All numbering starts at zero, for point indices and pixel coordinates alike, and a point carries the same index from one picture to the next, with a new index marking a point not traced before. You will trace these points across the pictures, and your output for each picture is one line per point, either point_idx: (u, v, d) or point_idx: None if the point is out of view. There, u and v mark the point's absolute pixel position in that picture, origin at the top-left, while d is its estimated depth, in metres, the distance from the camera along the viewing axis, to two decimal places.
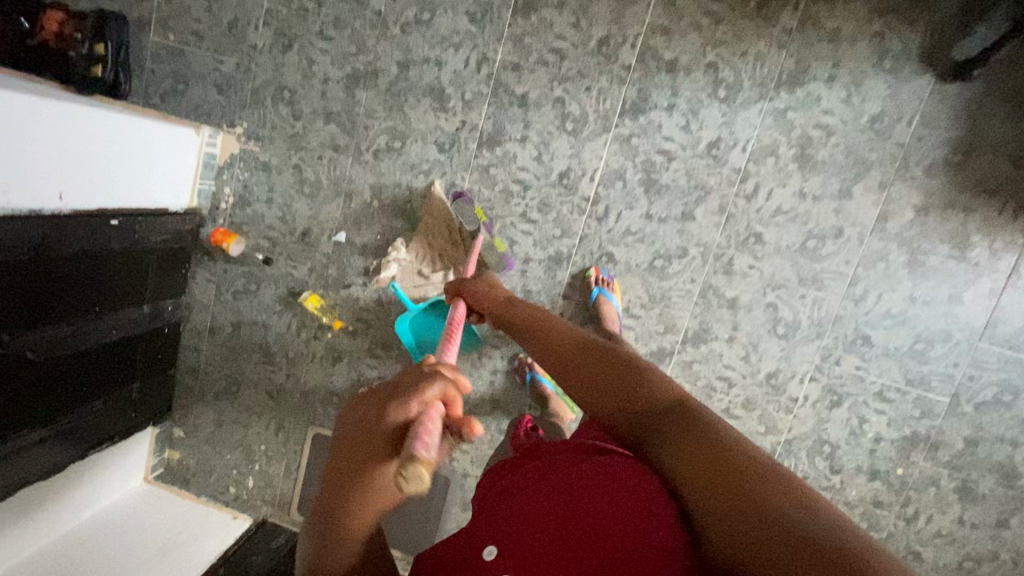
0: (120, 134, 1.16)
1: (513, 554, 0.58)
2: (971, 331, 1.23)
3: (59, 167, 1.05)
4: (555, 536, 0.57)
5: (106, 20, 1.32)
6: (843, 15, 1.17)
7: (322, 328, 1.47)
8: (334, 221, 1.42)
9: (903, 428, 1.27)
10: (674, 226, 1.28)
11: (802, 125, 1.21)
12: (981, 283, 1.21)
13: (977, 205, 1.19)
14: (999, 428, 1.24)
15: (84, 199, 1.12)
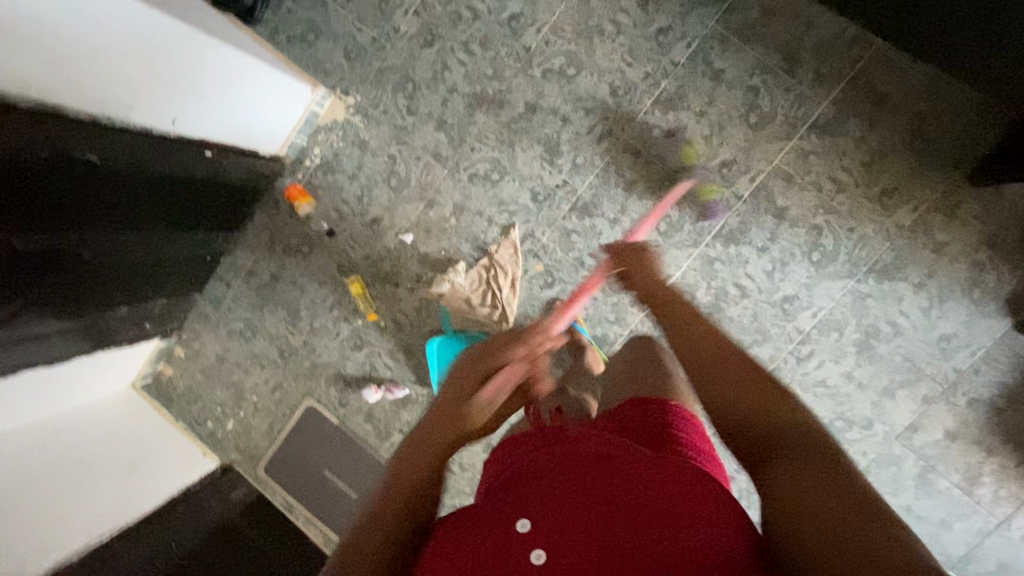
0: (248, 75, 1.19)
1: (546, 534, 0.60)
2: (947, 558, 1.27)
3: (175, 89, 1.06)
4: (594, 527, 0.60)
5: None
6: (955, 233, 1.20)
7: (355, 313, 1.47)
8: (407, 222, 1.42)
9: None
10: None
11: (876, 315, 1.24)
12: (975, 520, 1.25)
13: (1001, 451, 1.23)
14: None
15: (193, 126, 1.15)
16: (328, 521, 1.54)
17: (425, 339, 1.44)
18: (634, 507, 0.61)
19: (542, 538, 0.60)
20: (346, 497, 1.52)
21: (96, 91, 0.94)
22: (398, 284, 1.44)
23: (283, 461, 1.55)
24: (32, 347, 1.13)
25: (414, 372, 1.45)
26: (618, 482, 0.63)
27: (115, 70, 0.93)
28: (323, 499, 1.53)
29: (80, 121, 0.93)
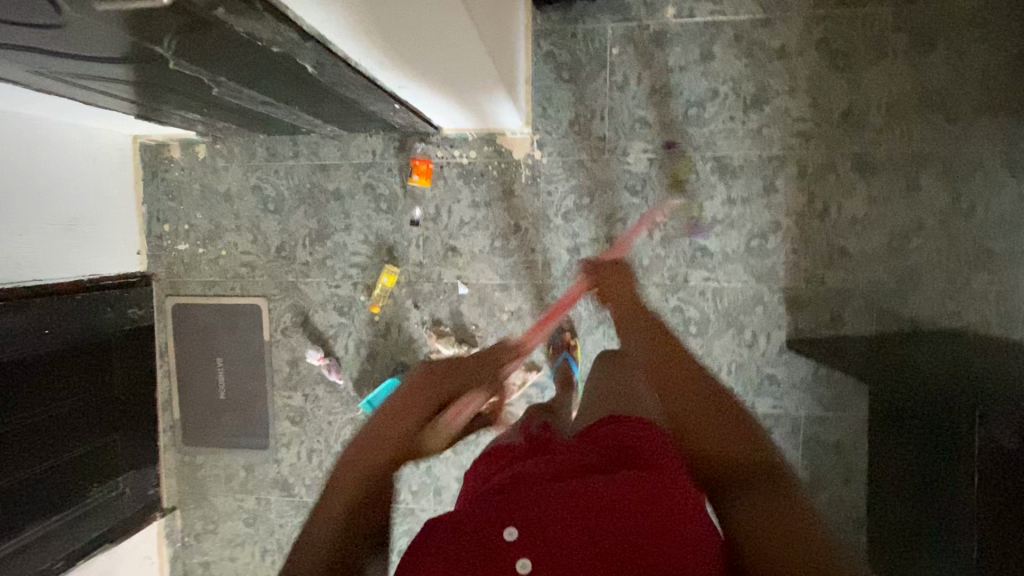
0: (483, 94, 1.08)
1: (537, 542, 0.54)
2: None
3: (442, 83, 0.97)
4: (583, 527, 0.55)
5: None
6: None
7: (366, 290, 1.42)
8: (474, 278, 1.38)
9: None
10: None
11: None
12: None
13: None
14: None
15: (407, 93, 1.03)
16: (183, 390, 1.50)
17: (392, 364, 1.42)
18: (614, 509, 0.56)
19: (531, 547, 0.54)
20: (215, 392, 1.49)
21: (374, 53, 0.81)
22: (418, 308, 1.40)
23: (192, 317, 1.47)
24: (82, 90, 0.97)
25: (360, 375, 1.44)
26: (601, 480, 0.60)
27: (408, 53, 0.82)
28: (197, 373, 1.49)
29: (336, 57, 0.81)
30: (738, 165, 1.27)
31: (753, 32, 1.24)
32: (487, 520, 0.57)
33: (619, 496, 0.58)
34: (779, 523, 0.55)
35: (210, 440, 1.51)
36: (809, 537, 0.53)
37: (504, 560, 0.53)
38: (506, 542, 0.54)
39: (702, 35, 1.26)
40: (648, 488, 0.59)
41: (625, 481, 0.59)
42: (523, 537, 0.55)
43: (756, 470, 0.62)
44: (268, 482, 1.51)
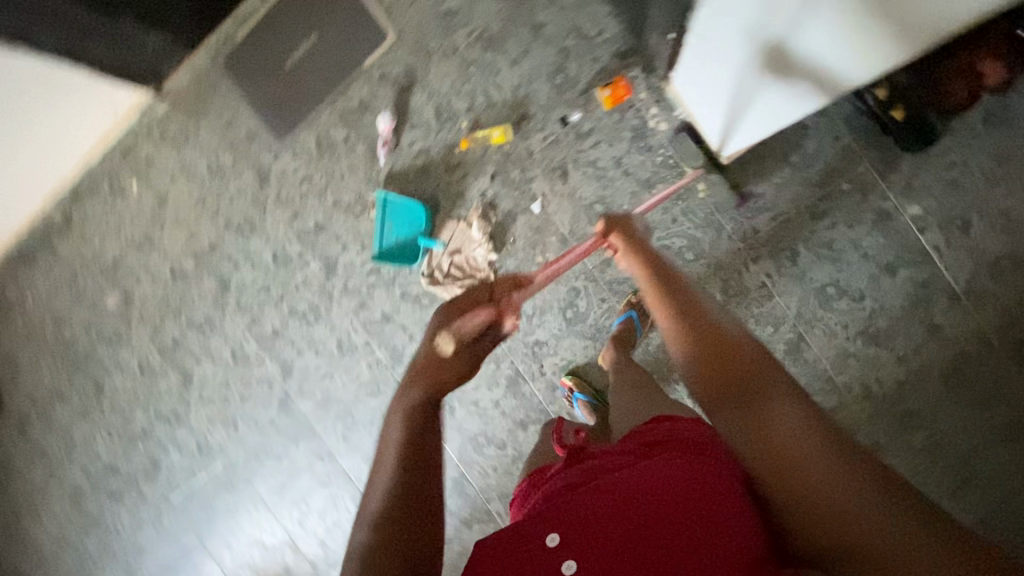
0: (737, 106, 1.02)
1: (574, 542, 0.65)
2: (196, 536, 1.75)
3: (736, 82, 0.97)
4: (618, 532, 0.65)
5: (910, 139, 1.12)
6: None
7: (472, 121, 1.33)
8: (552, 209, 1.33)
9: (158, 469, 1.73)
10: (365, 447, 1.56)
11: None
12: (220, 559, 1.75)
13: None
14: (129, 508, 1.77)
15: (700, 50, 0.99)
16: (265, 20, 1.43)
17: (429, 192, 1.38)
18: (639, 506, 0.66)
19: (570, 547, 0.65)
20: (286, 52, 1.42)
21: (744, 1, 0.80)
22: (491, 180, 1.34)
23: None
24: None
25: (399, 173, 1.39)
26: (625, 480, 0.71)
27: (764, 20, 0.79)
28: (287, 20, 1.42)
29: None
30: (803, 357, 1.27)
31: (934, 291, 1.20)
32: (539, 523, 0.69)
33: (635, 489, 0.68)
34: (776, 454, 0.54)
35: (244, 79, 1.45)
36: (813, 477, 0.52)
37: (556, 558, 0.65)
38: (549, 546, 0.66)
39: (905, 252, 1.20)
40: (658, 480, 0.68)
41: (644, 477, 0.70)
42: (563, 541, 0.66)
43: (759, 390, 0.59)
44: (253, 161, 1.49)
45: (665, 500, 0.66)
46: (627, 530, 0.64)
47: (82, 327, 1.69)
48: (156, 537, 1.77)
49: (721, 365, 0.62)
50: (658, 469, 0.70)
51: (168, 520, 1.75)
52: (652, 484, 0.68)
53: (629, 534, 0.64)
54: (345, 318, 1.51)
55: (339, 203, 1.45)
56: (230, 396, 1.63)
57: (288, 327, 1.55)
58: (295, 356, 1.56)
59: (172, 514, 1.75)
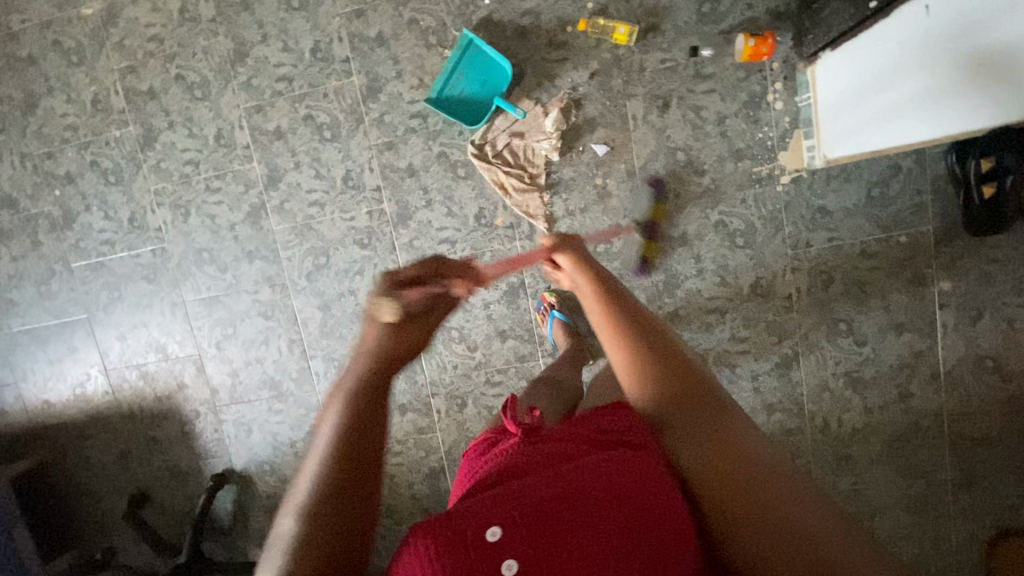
0: (886, 113, 0.98)
1: (520, 541, 0.52)
2: (87, 313, 1.51)
3: (873, 105, 1.00)
4: (569, 534, 0.53)
5: (972, 219, 1.16)
6: None
7: (599, 7, 1.20)
8: (635, 135, 1.24)
9: (69, 225, 1.46)
10: (326, 294, 1.42)
11: (289, 404, 1.49)
12: (107, 349, 1.53)
13: (150, 397, 1.54)
14: (16, 252, 1.48)
15: (906, 32, 0.89)
16: None
17: (519, 60, 1.24)
18: (591, 506, 0.55)
19: (517, 547, 0.52)
20: None
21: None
22: (588, 78, 1.23)
23: None
24: None
25: (496, 24, 1.23)
26: (569, 476, 0.58)
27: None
28: None
29: None
30: (787, 376, 1.32)
31: (924, 364, 1.28)
32: (472, 511, 0.55)
33: (586, 487, 0.56)
34: (726, 481, 0.51)
35: None
36: (781, 500, 0.47)
37: (495, 559, 0.52)
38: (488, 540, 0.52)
39: (919, 320, 1.26)
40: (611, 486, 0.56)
41: (598, 476, 0.58)
42: (505, 537, 0.53)
43: (710, 425, 0.56)
44: None
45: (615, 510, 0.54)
46: (561, 535, 0.53)
47: (36, 23, 1.35)
48: (36, 298, 1.51)
49: (674, 387, 0.61)
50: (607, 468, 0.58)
51: (58, 286, 1.50)
52: (605, 479, 0.57)
53: (579, 536, 0.53)
54: (365, 152, 1.33)
55: (416, 25, 1.26)
56: (194, 179, 1.40)
57: (295, 133, 1.34)
58: (289, 168, 1.36)
59: (66, 281, 1.49)
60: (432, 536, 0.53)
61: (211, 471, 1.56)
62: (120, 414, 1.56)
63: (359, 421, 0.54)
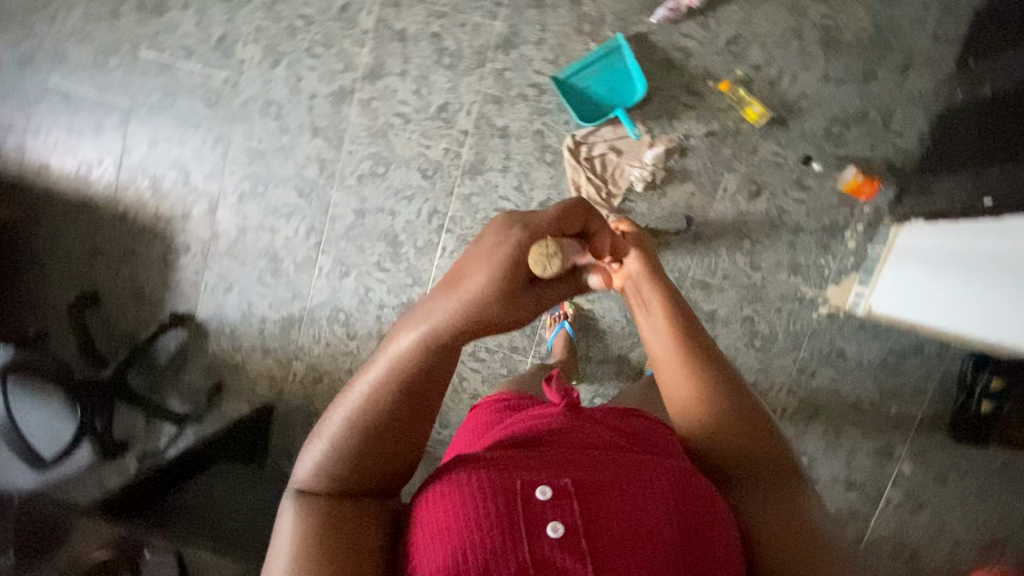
0: (933, 300, 1.07)
1: (570, 510, 0.56)
2: (130, 103, 1.45)
3: (927, 289, 1.08)
4: (615, 524, 0.57)
5: (960, 422, 1.24)
6: (262, 365, 1.50)
7: (744, 79, 1.24)
8: (718, 205, 1.28)
9: (158, 13, 1.41)
10: (367, 201, 1.40)
11: (279, 284, 1.47)
12: (131, 146, 1.47)
13: (150, 211, 1.50)
14: (94, 12, 1.43)
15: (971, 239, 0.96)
16: None
17: (650, 86, 1.26)
18: (645, 507, 0.58)
19: (567, 516, 0.56)
20: None
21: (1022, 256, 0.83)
22: (703, 134, 1.26)
23: None
24: None
25: (649, 44, 1.25)
26: (621, 473, 0.61)
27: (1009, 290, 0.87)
28: None
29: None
30: None
31: (854, 528, 1.34)
32: (524, 472, 0.59)
33: (648, 490, 0.60)
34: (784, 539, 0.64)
35: None
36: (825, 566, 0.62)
37: (541, 521, 0.56)
38: (538, 498, 0.57)
39: (871, 487, 1.33)
40: (665, 495, 0.60)
41: (654, 479, 0.61)
42: (552, 501, 0.57)
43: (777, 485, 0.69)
44: None
45: (660, 515, 0.58)
46: (605, 521, 0.56)
47: None
48: (89, 65, 1.45)
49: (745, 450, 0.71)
50: (673, 478, 0.62)
51: (117, 64, 1.44)
52: (668, 487, 0.61)
53: (627, 532, 0.57)
54: (470, 94, 1.33)
55: (576, 8, 1.27)
56: (301, 34, 1.37)
57: (417, 44, 1.34)
58: (394, 72, 1.35)
59: (127, 63, 1.44)
60: (483, 481, 0.57)
61: (172, 308, 1.52)
62: (113, 212, 1.51)
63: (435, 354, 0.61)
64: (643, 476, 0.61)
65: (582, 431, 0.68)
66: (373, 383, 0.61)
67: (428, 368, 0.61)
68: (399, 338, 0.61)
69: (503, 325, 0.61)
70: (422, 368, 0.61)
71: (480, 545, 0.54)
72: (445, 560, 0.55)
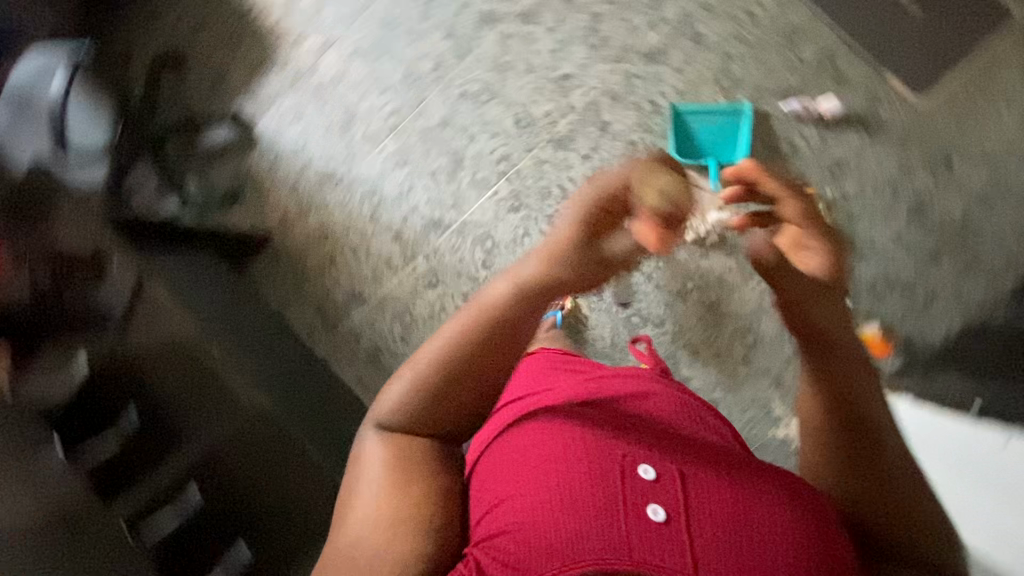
0: None
1: (666, 496, 0.64)
2: None
3: None
4: (707, 522, 0.62)
5: None
6: (282, 200, 1.54)
7: (827, 199, 1.29)
8: (743, 292, 1.32)
9: None
10: (456, 116, 1.46)
11: (339, 142, 1.52)
12: None
13: (273, 21, 1.57)
14: None
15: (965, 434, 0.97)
16: None
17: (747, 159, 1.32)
18: (741, 515, 0.64)
19: (659, 498, 0.63)
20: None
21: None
22: None
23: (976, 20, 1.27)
24: None
25: (766, 125, 1.31)
26: (713, 476, 0.67)
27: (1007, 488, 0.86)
28: None
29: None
30: None
31: None
32: (613, 455, 0.67)
33: (729, 496, 0.65)
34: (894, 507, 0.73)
35: None
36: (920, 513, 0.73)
37: (640, 501, 0.63)
38: (641, 480, 0.65)
39: None
40: (727, 479, 0.68)
41: (741, 488, 0.67)
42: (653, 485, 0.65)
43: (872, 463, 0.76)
44: None
45: (743, 501, 0.65)
46: (702, 517, 0.63)
47: None
48: None
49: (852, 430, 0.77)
50: (763, 495, 0.67)
51: None
52: (763, 505, 0.66)
53: (716, 527, 0.62)
54: (594, 78, 1.39)
55: (722, 61, 1.35)
56: None
57: (576, 15, 1.42)
58: (544, 26, 1.43)
59: None
60: (572, 456, 0.66)
61: (238, 109, 1.58)
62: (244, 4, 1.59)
63: (525, 307, 0.68)
64: (708, 465, 0.69)
65: (640, 413, 0.76)
66: (465, 326, 0.68)
67: (518, 318, 0.68)
68: (493, 291, 0.69)
69: (590, 281, 0.66)
70: (511, 314, 0.67)
71: (579, 514, 0.61)
72: (537, 503, 0.63)
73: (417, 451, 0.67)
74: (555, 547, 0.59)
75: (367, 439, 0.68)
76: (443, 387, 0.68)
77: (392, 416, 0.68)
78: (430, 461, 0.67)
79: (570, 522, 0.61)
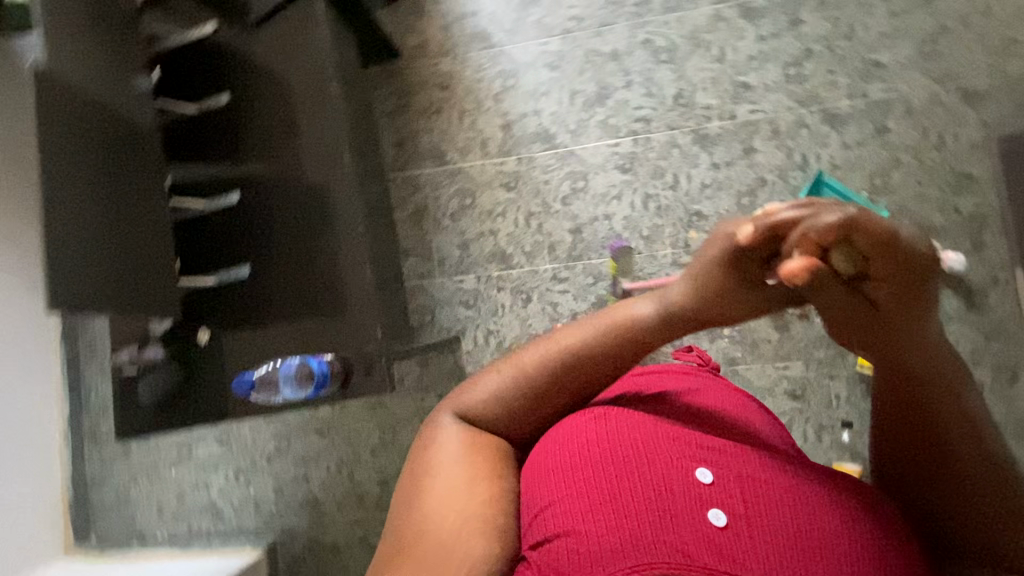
0: None
1: (720, 491, 0.60)
2: None
3: None
4: (758, 514, 0.58)
5: None
6: (427, 28, 1.51)
7: None
8: (764, 368, 1.32)
9: None
10: (626, 56, 1.42)
11: (508, 11, 1.48)
12: None
13: None
14: None
15: None
16: None
17: None
18: (794, 510, 0.59)
19: (712, 495, 0.59)
20: None
21: None
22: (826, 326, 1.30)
23: None
24: None
25: None
26: (759, 467, 0.63)
27: None
28: None
29: None
30: None
31: None
32: (657, 448, 0.64)
33: (769, 481, 0.61)
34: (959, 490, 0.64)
35: None
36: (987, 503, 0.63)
37: (692, 498, 0.59)
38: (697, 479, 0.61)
39: None
40: (776, 475, 0.63)
41: (781, 476, 0.62)
42: (710, 484, 0.60)
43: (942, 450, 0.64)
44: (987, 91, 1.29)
45: (781, 495, 0.60)
46: (757, 513, 0.58)
47: None
48: None
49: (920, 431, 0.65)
50: (807, 489, 0.62)
51: None
52: (803, 494, 0.61)
53: (774, 521, 0.57)
54: (767, 105, 1.36)
55: (886, 163, 1.31)
56: None
57: (791, 38, 1.36)
58: (756, 29, 1.37)
59: None
60: (618, 448, 0.65)
61: None
62: None
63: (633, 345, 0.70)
64: (772, 470, 0.63)
65: (671, 412, 0.73)
66: (558, 357, 0.72)
67: (620, 352, 0.71)
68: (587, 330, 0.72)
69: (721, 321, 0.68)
70: (614, 349, 0.71)
71: (636, 509, 0.58)
72: (597, 500, 0.60)
73: (493, 449, 0.72)
74: (623, 549, 0.56)
75: (446, 426, 0.73)
76: (537, 385, 0.71)
77: (474, 406, 0.74)
78: (502, 461, 0.71)
79: (632, 518, 0.58)
